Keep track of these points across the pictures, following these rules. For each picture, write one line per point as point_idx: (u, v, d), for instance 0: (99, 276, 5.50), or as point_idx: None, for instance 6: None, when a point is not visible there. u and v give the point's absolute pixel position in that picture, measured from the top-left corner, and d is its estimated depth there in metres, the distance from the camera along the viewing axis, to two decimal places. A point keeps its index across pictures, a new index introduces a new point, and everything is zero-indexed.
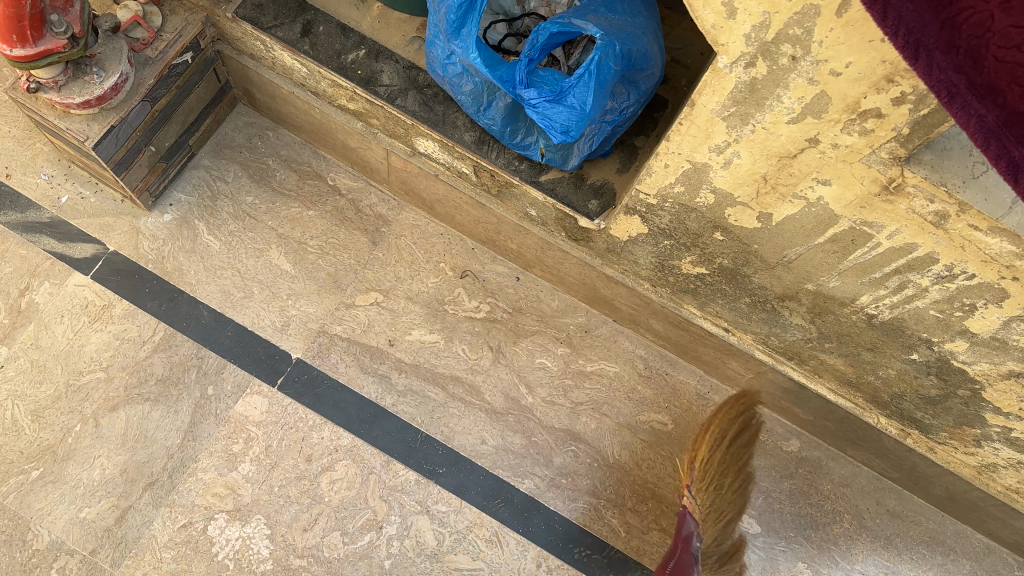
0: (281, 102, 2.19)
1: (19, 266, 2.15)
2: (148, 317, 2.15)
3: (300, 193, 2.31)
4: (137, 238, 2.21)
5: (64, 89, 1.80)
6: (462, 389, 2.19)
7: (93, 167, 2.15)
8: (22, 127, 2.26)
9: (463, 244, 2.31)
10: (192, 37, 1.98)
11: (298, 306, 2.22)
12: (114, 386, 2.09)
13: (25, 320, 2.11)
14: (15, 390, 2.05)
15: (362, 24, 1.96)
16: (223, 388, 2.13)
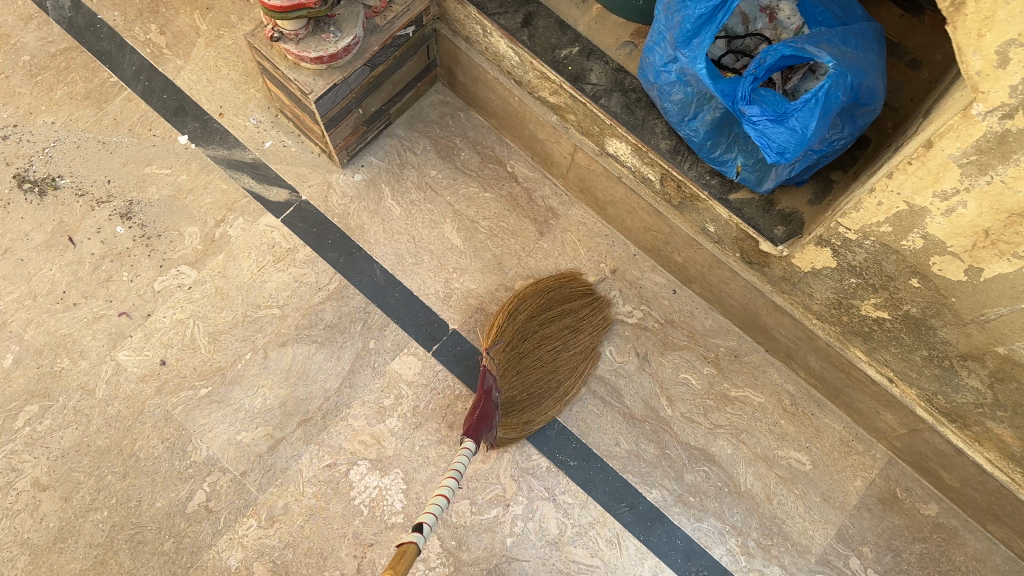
0: (481, 86, 2.27)
1: (218, 199, 2.29)
2: (327, 266, 2.27)
3: (480, 175, 2.38)
4: (328, 191, 2.34)
5: (302, 42, 1.92)
6: (604, 389, 2.21)
7: (302, 119, 2.28)
8: (240, 71, 2.39)
9: (626, 249, 2.32)
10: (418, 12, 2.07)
11: (461, 281, 2.28)
12: (285, 325, 2.21)
13: (217, 249, 2.25)
14: (199, 311, 2.20)
15: (580, 23, 2.02)
16: (383, 344, 2.22)
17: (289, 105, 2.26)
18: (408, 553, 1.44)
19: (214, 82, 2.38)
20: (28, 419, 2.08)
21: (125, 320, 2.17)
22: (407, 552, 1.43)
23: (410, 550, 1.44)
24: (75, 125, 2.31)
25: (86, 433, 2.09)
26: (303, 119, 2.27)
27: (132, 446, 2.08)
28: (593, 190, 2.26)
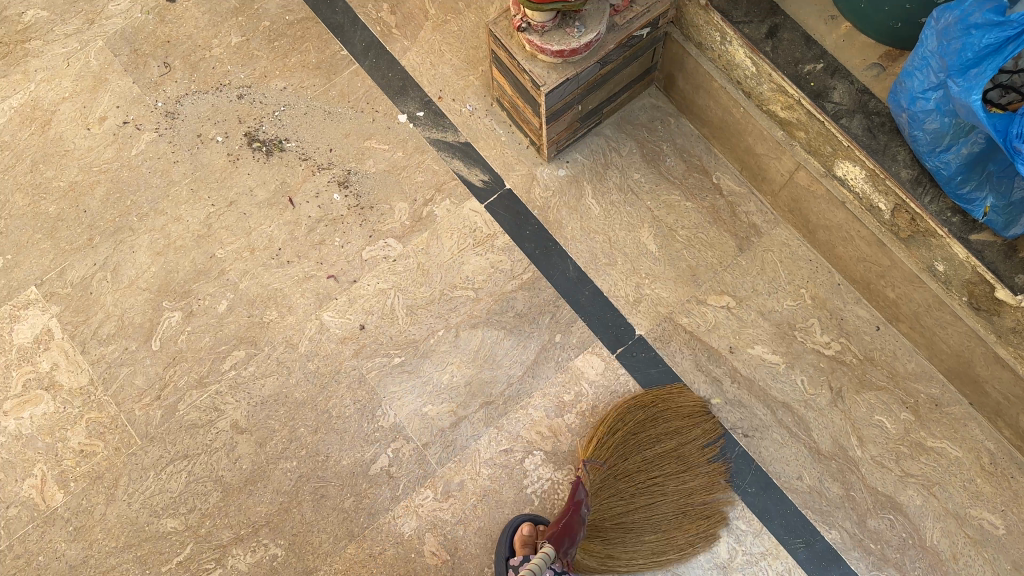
0: (703, 94, 2.24)
1: (429, 178, 2.37)
2: (523, 256, 2.29)
3: (683, 183, 2.33)
4: (531, 183, 2.36)
5: (546, 35, 1.95)
6: (791, 419, 2.15)
7: (520, 112, 2.31)
8: (462, 58, 2.46)
9: (829, 276, 2.25)
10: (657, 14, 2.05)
11: (653, 287, 2.25)
12: (478, 307, 2.25)
13: (422, 226, 2.32)
14: (400, 284, 2.27)
15: (826, 39, 1.96)
16: (570, 340, 2.21)
17: (509, 96, 2.30)
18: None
19: (437, 66, 2.46)
20: (234, 363, 2.19)
21: (332, 282, 2.27)
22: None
23: None
24: (304, 92, 2.43)
25: (285, 385, 2.18)
26: (521, 111, 2.31)
27: (326, 403, 2.17)
28: (805, 211, 2.19)
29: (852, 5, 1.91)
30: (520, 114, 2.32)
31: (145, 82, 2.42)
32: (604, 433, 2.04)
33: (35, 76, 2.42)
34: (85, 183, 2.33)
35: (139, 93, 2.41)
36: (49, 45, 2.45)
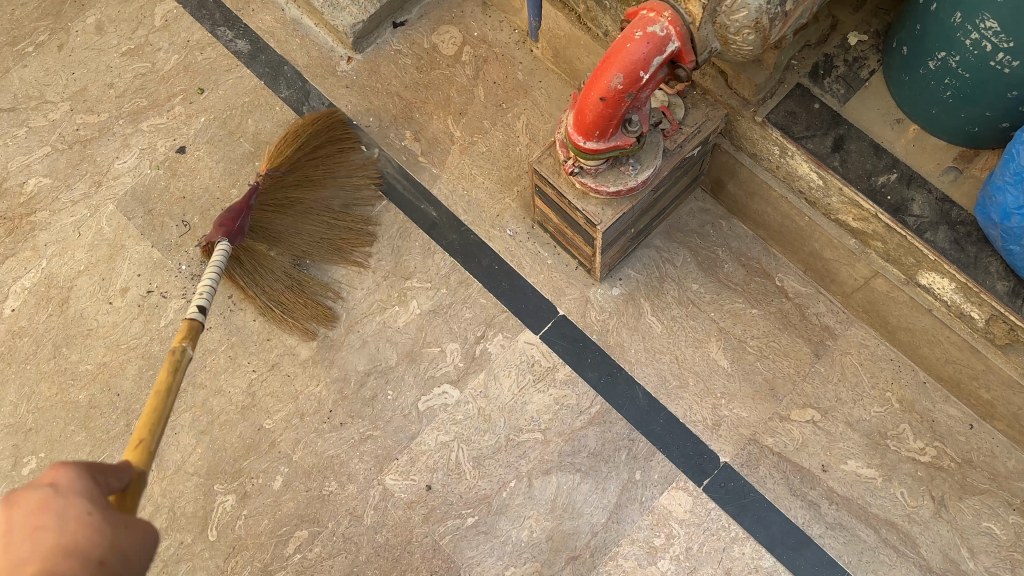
0: (759, 200, 2.12)
1: (478, 313, 2.23)
2: (587, 388, 2.15)
3: (746, 289, 2.21)
4: (586, 306, 2.23)
5: (600, 176, 1.84)
6: (896, 536, 2.04)
7: (567, 237, 2.18)
8: (496, 181, 2.35)
9: (914, 375, 2.14)
10: (708, 130, 1.91)
11: (731, 407, 2.12)
12: (549, 450, 2.11)
13: (477, 367, 2.19)
14: (463, 434, 2.13)
15: (895, 145, 1.85)
16: (651, 476, 2.08)
17: (554, 223, 2.17)
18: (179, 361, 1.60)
19: (471, 191, 2.34)
20: (300, 545, 2.05)
21: (390, 441, 2.13)
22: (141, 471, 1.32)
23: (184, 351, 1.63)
24: (334, 235, 2.30)
25: (357, 563, 2.04)
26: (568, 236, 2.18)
27: None
28: (883, 313, 2.07)
29: (922, 109, 1.80)
30: (568, 239, 2.19)
31: (164, 244, 2.28)
32: (286, 147, 2.24)
33: (46, 251, 2.28)
34: (115, 362, 2.19)
35: (160, 257, 2.27)
36: (57, 215, 2.31)
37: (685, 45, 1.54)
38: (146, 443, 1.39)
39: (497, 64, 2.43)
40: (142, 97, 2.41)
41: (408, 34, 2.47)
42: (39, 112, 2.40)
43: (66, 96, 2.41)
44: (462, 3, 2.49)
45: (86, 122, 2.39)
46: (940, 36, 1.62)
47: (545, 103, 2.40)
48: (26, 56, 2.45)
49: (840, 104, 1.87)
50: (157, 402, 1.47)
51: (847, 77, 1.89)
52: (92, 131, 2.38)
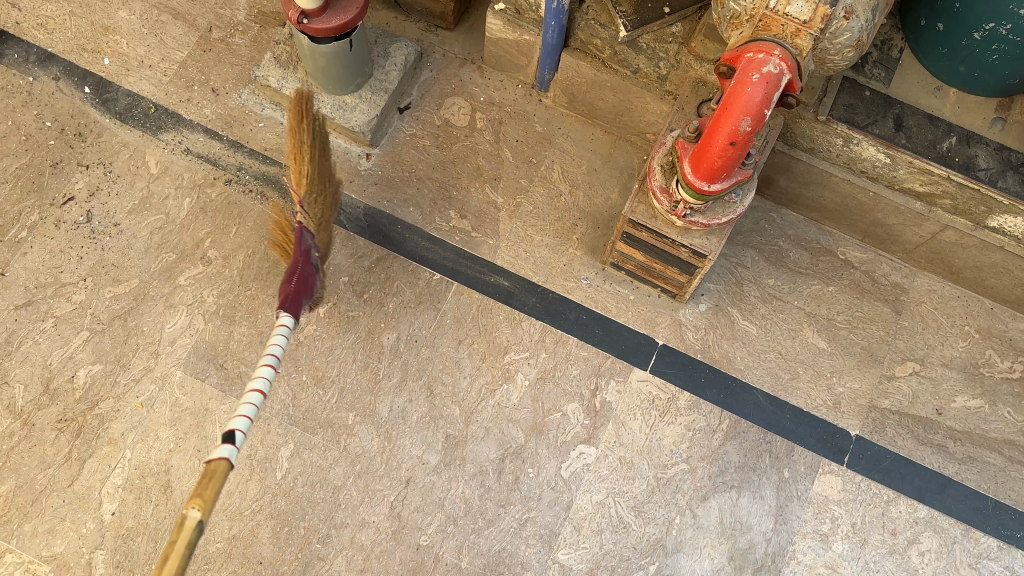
0: (814, 188, 2.25)
1: (585, 367, 2.24)
2: (712, 406, 2.22)
3: (817, 271, 2.34)
4: (681, 329, 2.29)
5: (709, 210, 1.88)
6: (1018, 452, 2.22)
7: (651, 271, 2.21)
8: (553, 234, 2.35)
9: (982, 304, 2.34)
10: (773, 139, 1.98)
11: (844, 383, 2.26)
12: (700, 476, 2.16)
13: (604, 419, 2.20)
14: (615, 488, 2.14)
15: (944, 111, 2.00)
16: (798, 469, 2.19)
17: (637, 261, 2.19)
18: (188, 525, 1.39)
19: (533, 251, 2.34)
20: None
21: (549, 517, 2.11)
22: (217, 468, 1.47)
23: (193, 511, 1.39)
24: (417, 333, 2.24)
25: None
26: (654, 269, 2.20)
27: None
28: (949, 258, 2.25)
29: (962, 75, 1.96)
30: (652, 272, 2.21)
31: None
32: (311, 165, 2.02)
33: (126, 440, 2.11)
34: (245, 531, 2.06)
35: None
36: (123, 399, 2.14)
37: (794, 75, 1.60)
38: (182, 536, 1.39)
39: (514, 122, 2.43)
40: (167, 251, 2.26)
41: (417, 115, 2.43)
42: (61, 297, 2.20)
43: (83, 273, 2.23)
44: (458, 71, 2.47)
45: (117, 293, 2.22)
46: (988, 11, 1.77)
47: (573, 147, 2.42)
48: (22, 243, 2.24)
49: (886, 87, 2.01)
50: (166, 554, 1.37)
51: (883, 60, 2.02)
52: (127, 302, 2.21)
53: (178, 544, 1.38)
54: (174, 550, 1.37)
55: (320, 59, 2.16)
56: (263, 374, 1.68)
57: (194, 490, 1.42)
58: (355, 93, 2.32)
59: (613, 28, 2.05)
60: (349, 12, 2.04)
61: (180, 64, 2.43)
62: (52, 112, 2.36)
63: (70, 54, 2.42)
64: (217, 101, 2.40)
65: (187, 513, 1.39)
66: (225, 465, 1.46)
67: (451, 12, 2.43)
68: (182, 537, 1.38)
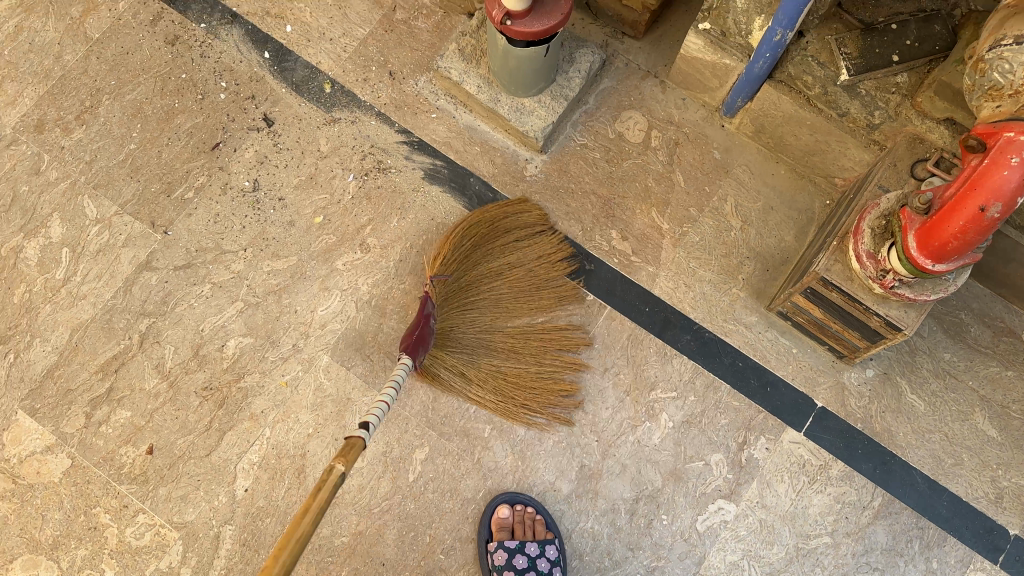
0: (1013, 266, 2.06)
1: (734, 418, 2.12)
2: (865, 480, 2.10)
3: (997, 352, 2.17)
4: (843, 393, 2.15)
5: (918, 285, 1.72)
6: None
7: (542, 376, 2.08)
8: (717, 270, 2.22)
9: None
10: None
11: (1010, 477, 2.10)
12: (842, 553, 2.05)
13: (748, 477, 2.09)
14: (750, 550, 2.05)
15: None
16: (948, 562, 2.06)
17: (506, 331, 2.09)
18: (331, 480, 1.37)
19: (695, 286, 2.21)
20: None
21: (679, 568, 2.04)
22: (355, 443, 1.49)
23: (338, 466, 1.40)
24: None
25: None
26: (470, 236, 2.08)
27: None
28: None
29: None
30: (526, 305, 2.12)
31: None
32: (448, 249, 2.03)
33: (266, 418, 2.11)
34: (371, 529, 2.04)
35: (391, 407, 2.13)
36: (269, 375, 2.14)
37: None
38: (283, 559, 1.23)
39: (691, 145, 2.32)
40: (328, 233, 2.25)
41: (590, 125, 2.35)
42: (221, 264, 2.21)
43: (244, 243, 2.23)
44: (639, 83, 2.37)
45: (274, 268, 2.22)
46: None
47: (750, 180, 2.29)
48: (189, 203, 2.24)
49: None
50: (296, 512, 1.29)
51: None
52: (283, 279, 2.21)
53: (329, 486, 1.36)
54: (329, 484, 1.36)
55: (512, 61, 2.08)
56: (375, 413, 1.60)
57: (342, 452, 1.44)
58: (535, 97, 2.24)
59: (832, 68, 1.94)
60: (553, 17, 1.94)
61: (361, 42, 2.38)
62: (230, 74, 2.33)
63: (252, 16, 2.38)
64: (393, 85, 2.36)
65: (335, 467, 1.40)
66: (364, 444, 1.49)
67: (643, 22, 2.29)
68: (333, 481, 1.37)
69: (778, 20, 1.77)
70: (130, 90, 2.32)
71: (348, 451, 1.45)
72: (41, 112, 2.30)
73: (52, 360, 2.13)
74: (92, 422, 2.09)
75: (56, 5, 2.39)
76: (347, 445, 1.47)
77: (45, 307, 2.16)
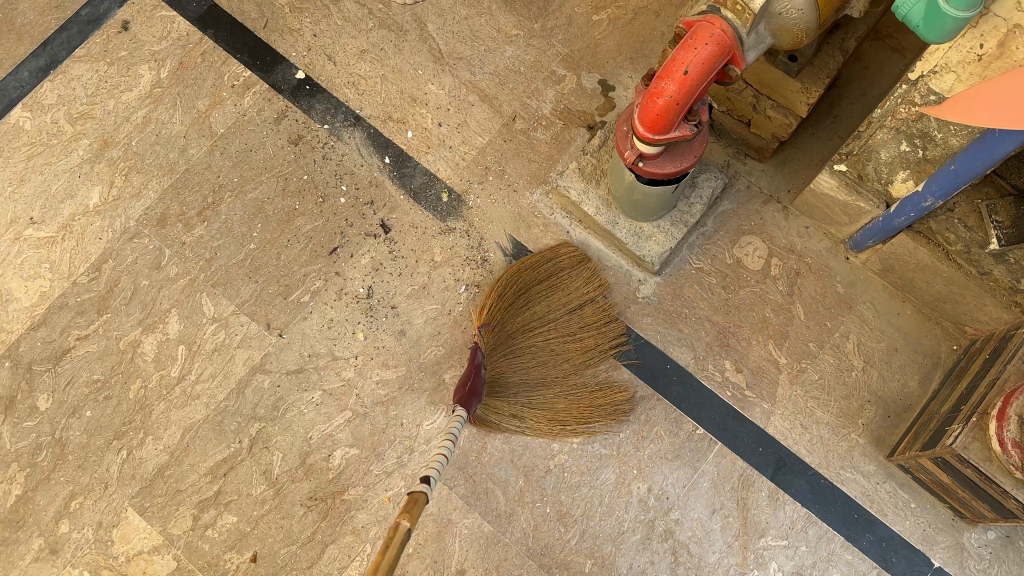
0: None
1: (846, 572, 2.05)
2: None
3: None
4: (962, 554, 2.05)
5: None
6: None
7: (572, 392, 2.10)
8: (836, 412, 2.14)
9: None
10: None
11: None
12: None
13: None
14: None
15: None
16: None
17: (542, 413, 2.07)
18: (398, 537, 1.37)
19: (812, 428, 2.14)
20: None
21: None
22: (417, 498, 1.46)
23: (404, 522, 1.38)
24: (670, 490, 2.11)
25: None
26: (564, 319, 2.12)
27: None
28: None
29: None
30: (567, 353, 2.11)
31: (494, 516, 2.12)
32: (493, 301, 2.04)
33: (369, 532, 2.12)
34: None
35: (492, 531, 2.11)
36: (372, 489, 2.15)
37: None
38: None
39: (812, 277, 2.22)
40: (438, 344, 2.25)
41: (706, 249, 2.26)
42: (331, 371, 2.23)
43: (355, 351, 2.24)
44: (760, 208, 2.28)
45: (383, 378, 2.23)
46: None
47: (875, 318, 2.19)
48: (304, 306, 2.27)
49: None
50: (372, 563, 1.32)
51: None
52: (391, 389, 2.22)
53: (398, 539, 1.37)
54: (395, 539, 1.36)
55: (637, 194, 2.03)
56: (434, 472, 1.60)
57: (404, 508, 1.42)
58: (655, 222, 2.19)
59: (980, 234, 1.84)
60: (687, 157, 1.87)
61: (479, 150, 2.39)
62: (351, 178, 2.37)
63: (376, 119, 2.43)
64: (510, 196, 2.35)
65: (399, 526, 1.38)
66: (425, 496, 1.48)
67: (770, 149, 2.22)
68: (401, 536, 1.37)
69: (930, 187, 1.71)
70: (253, 188, 2.35)
71: (409, 509, 1.43)
72: (164, 206, 2.35)
73: (163, 459, 2.17)
74: (198, 525, 2.13)
75: (184, 98, 2.44)
76: (411, 501, 1.45)
77: (160, 405, 2.21)
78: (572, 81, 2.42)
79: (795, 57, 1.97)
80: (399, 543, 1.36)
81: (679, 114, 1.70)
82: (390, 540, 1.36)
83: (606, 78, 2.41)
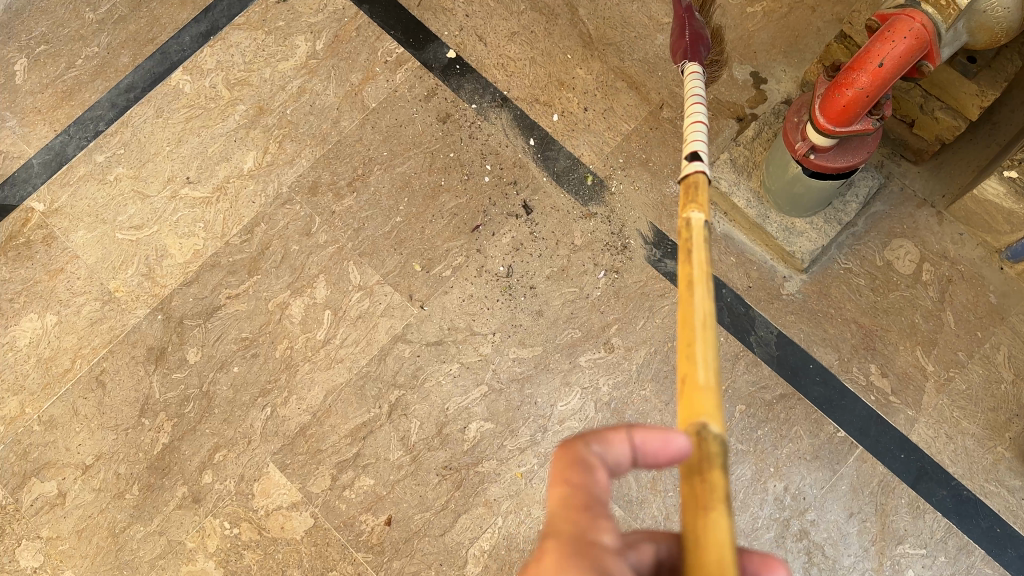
0: None
1: None
2: None
3: None
4: None
5: None
6: None
7: None
8: (983, 424, 2.10)
9: None
10: None
11: None
12: None
13: None
14: None
15: None
16: None
17: None
18: (698, 234, 1.14)
19: (956, 438, 2.11)
20: None
21: None
22: (697, 182, 1.25)
23: (696, 215, 1.17)
24: (808, 490, 2.09)
25: None
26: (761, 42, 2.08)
27: None
28: None
29: None
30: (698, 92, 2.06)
31: (625, 501, 2.13)
32: None
33: (501, 507, 2.15)
34: None
35: (623, 517, 2.12)
36: (506, 464, 2.18)
37: None
38: (700, 377, 0.97)
39: (965, 285, 2.18)
40: (575, 326, 2.26)
41: (857, 249, 2.24)
42: (470, 345, 2.26)
43: (493, 327, 2.27)
44: (913, 211, 2.25)
45: (520, 355, 2.25)
46: None
47: None
48: (446, 280, 2.31)
49: None
50: (688, 317, 1.03)
51: None
52: (527, 368, 2.24)
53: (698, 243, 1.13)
54: (696, 243, 1.13)
55: (798, 187, 2.01)
56: (701, 144, 1.36)
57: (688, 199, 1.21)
58: (807, 217, 2.17)
59: None
60: (858, 154, 1.84)
61: (624, 137, 2.39)
62: (496, 157, 2.40)
63: (523, 101, 2.45)
64: (654, 184, 2.35)
65: (692, 219, 1.16)
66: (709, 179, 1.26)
67: (930, 152, 2.20)
68: (699, 235, 1.14)
69: None
70: (401, 162, 2.41)
71: (694, 198, 1.22)
72: (316, 174, 2.41)
73: (305, 419, 2.24)
74: (337, 484, 2.19)
75: (338, 70, 2.50)
76: (692, 193, 1.23)
77: (304, 365, 2.27)
78: (723, 73, 2.39)
79: (974, 59, 1.94)
80: (702, 242, 1.13)
81: (866, 107, 1.67)
82: (688, 240, 1.14)
83: (758, 70, 2.39)
